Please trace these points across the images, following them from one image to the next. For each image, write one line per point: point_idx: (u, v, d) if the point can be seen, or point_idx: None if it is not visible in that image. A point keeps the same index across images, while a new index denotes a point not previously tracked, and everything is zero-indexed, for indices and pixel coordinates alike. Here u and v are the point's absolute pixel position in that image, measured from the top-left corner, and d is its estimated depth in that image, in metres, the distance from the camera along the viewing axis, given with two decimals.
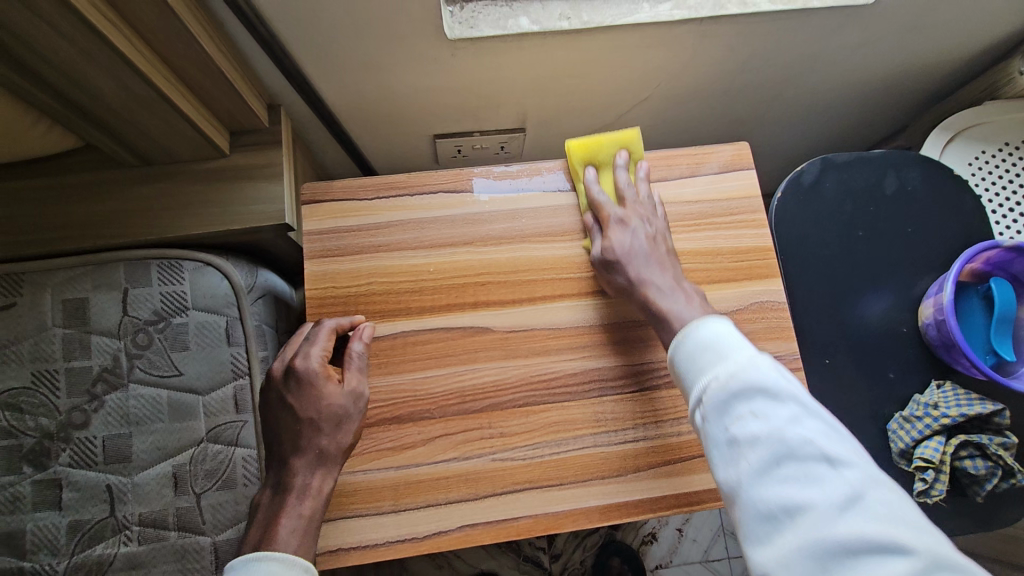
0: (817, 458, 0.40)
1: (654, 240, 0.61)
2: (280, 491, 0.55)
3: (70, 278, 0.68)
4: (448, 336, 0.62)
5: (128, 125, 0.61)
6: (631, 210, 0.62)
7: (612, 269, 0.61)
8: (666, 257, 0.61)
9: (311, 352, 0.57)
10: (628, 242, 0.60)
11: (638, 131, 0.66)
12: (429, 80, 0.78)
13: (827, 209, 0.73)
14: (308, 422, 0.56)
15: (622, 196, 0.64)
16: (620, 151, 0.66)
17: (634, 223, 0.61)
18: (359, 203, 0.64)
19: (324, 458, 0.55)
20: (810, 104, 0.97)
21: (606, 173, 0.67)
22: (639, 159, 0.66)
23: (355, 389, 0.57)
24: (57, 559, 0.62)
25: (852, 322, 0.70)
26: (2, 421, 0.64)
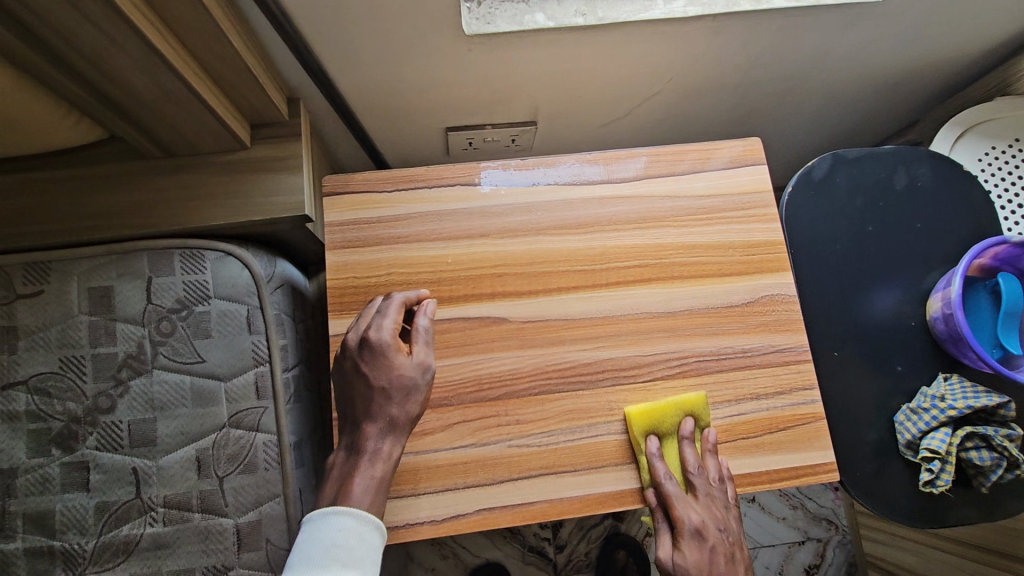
0: None
1: (732, 557, 0.58)
2: (354, 454, 0.56)
3: (95, 267, 0.70)
4: (465, 326, 0.63)
5: (153, 116, 0.63)
6: (703, 512, 0.58)
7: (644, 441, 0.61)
8: (729, 521, 0.58)
9: (385, 324, 0.58)
10: (704, 561, 0.56)
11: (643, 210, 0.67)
12: (446, 75, 0.79)
13: (837, 204, 0.74)
14: (380, 391, 0.56)
15: (692, 482, 0.59)
16: (687, 419, 0.62)
17: (713, 537, 0.57)
18: (378, 195, 0.66)
19: (394, 427, 0.56)
20: (820, 100, 0.98)
21: (669, 441, 0.62)
22: (704, 426, 0.62)
23: (424, 362, 0.58)
24: (86, 538, 0.64)
25: (861, 316, 0.71)
26: (31, 405, 0.66)
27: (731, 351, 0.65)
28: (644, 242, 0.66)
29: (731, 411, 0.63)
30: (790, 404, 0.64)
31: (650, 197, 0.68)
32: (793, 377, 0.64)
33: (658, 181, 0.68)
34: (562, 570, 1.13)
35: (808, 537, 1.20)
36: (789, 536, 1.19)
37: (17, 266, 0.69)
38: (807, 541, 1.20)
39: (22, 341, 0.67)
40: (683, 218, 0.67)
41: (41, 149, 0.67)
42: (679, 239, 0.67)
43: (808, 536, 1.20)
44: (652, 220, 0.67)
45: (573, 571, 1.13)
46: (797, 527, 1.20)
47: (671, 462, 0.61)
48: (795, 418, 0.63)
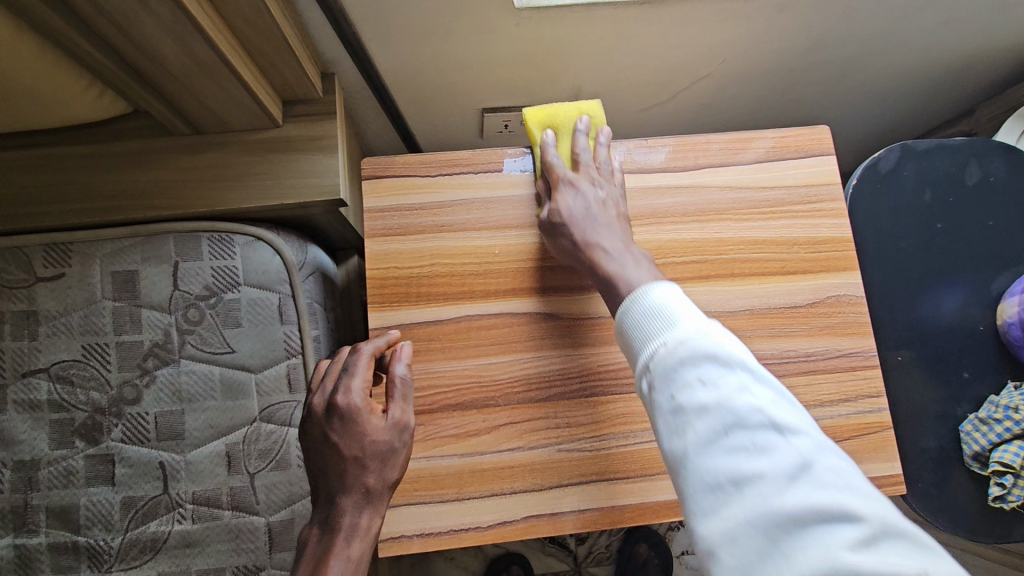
0: (764, 424, 0.38)
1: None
2: (328, 530, 0.50)
3: (119, 250, 0.66)
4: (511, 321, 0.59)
5: (186, 92, 0.59)
6: (582, 176, 0.59)
7: (557, 231, 0.57)
8: (614, 220, 0.58)
9: (353, 385, 0.52)
10: (577, 206, 0.57)
11: (598, 104, 0.64)
12: (488, 51, 0.74)
13: (905, 199, 0.69)
14: (352, 461, 0.51)
15: (578, 161, 0.61)
16: (581, 118, 0.62)
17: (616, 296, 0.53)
18: (421, 179, 0.62)
19: (371, 496, 0.51)
20: (875, 87, 0.93)
21: (566, 137, 0.63)
22: (601, 125, 0.63)
23: (400, 421, 0.52)
24: (111, 534, 0.61)
25: (927, 319, 0.67)
26: (54, 393, 0.63)
27: (794, 354, 0.61)
28: (702, 236, 0.62)
29: None
30: (855, 411, 0.60)
31: (709, 188, 0.63)
32: (859, 384, 0.61)
33: (717, 171, 0.64)
34: (583, 563, 1.10)
35: None
36: None
37: (38, 246, 0.65)
38: None
39: (43, 327, 0.64)
40: (744, 210, 0.63)
41: (61, 123, 0.63)
42: (740, 234, 0.63)
43: None
44: (710, 213, 0.63)
45: (593, 564, 1.10)
46: None
47: (564, 157, 0.62)
48: (861, 427, 0.60)
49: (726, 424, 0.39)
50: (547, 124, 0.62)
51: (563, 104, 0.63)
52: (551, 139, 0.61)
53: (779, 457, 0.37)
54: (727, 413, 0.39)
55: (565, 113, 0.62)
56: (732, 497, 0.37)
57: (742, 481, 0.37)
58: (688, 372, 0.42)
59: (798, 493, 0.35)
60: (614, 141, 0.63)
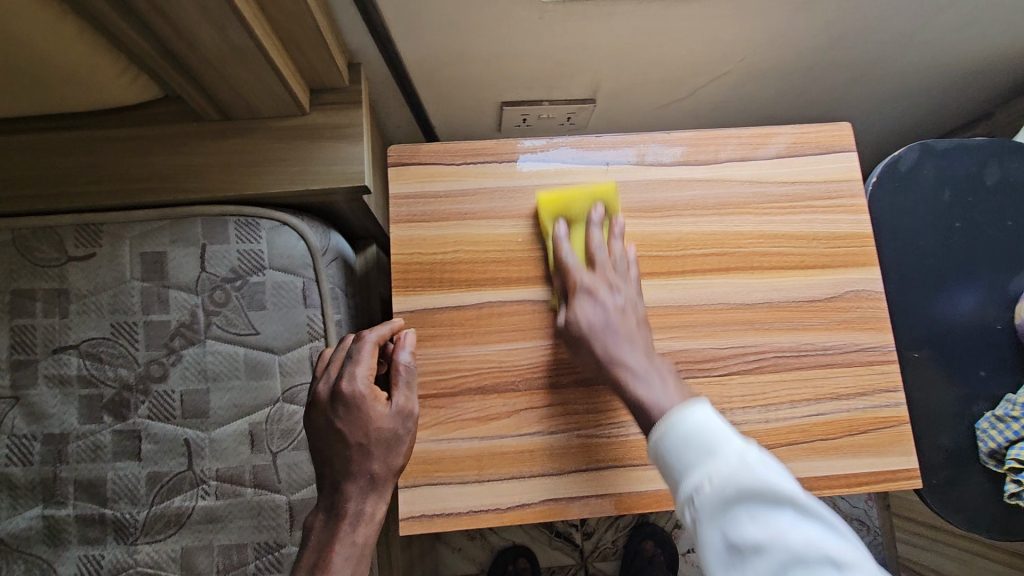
0: (805, 543, 0.41)
1: (624, 314, 0.56)
2: (333, 516, 0.53)
3: (149, 231, 0.68)
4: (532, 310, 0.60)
5: (219, 78, 0.60)
6: (597, 279, 0.57)
7: (575, 342, 0.57)
8: (636, 330, 0.56)
9: (357, 372, 0.54)
10: (597, 317, 0.55)
11: (616, 182, 0.62)
12: (511, 44, 0.75)
13: (924, 197, 0.69)
14: (357, 449, 0.53)
15: (592, 258, 0.59)
16: (597, 205, 0.60)
17: (604, 295, 0.56)
18: (445, 168, 0.63)
19: (375, 483, 0.53)
20: (894, 87, 0.93)
21: (580, 226, 0.61)
22: (613, 215, 0.61)
23: (404, 409, 0.54)
24: (137, 508, 0.63)
25: (945, 317, 0.68)
26: (83, 369, 0.65)
27: (812, 347, 0.61)
28: (723, 229, 0.63)
29: (810, 411, 0.60)
30: (872, 406, 0.61)
31: (730, 182, 0.64)
32: (876, 378, 0.61)
33: (737, 165, 0.64)
34: (590, 558, 1.11)
35: None
36: None
37: (69, 226, 0.67)
38: None
39: (74, 305, 0.66)
40: (765, 204, 0.64)
41: (95, 105, 0.64)
42: (759, 228, 0.63)
43: None
44: (730, 207, 0.64)
45: (600, 558, 1.11)
46: None
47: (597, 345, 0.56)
48: (877, 421, 0.60)
49: (776, 558, 0.41)
50: (560, 213, 0.61)
51: (581, 190, 0.61)
52: (564, 232, 0.60)
53: (783, 529, 0.42)
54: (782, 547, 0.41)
55: (579, 204, 0.61)
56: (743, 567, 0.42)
57: (752, 552, 0.42)
58: (715, 487, 0.44)
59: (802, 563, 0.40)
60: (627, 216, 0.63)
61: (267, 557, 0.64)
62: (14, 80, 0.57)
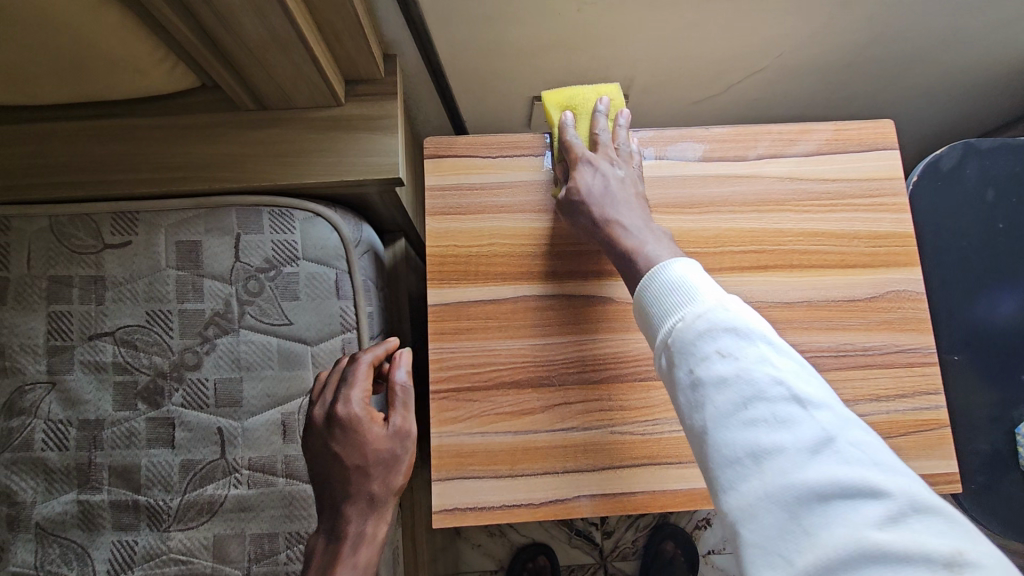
0: (786, 398, 0.38)
1: (623, 184, 0.58)
2: (334, 538, 0.54)
3: (184, 220, 0.68)
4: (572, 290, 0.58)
5: (258, 67, 0.60)
6: (599, 158, 0.58)
7: (577, 209, 0.57)
8: (637, 204, 0.57)
9: (352, 395, 0.55)
10: (598, 186, 0.57)
11: (618, 84, 0.64)
12: (547, 37, 0.75)
13: (965, 197, 0.68)
14: (356, 471, 0.54)
15: (597, 140, 0.60)
16: (601, 99, 0.62)
17: (606, 168, 0.57)
18: (481, 160, 0.62)
19: (375, 504, 0.54)
20: (930, 86, 0.92)
21: (585, 117, 0.62)
22: (620, 107, 0.62)
23: (401, 429, 0.55)
24: (170, 495, 0.63)
25: (986, 320, 0.66)
26: (118, 356, 0.65)
27: (852, 348, 0.60)
28: (762, 226, 0.62)
29: (849, 411, 0.59)
30: (912, 408, 0.60)
31: (769, 179, 0.63)
32: (916, 380, 0.60)
33: (776, 162, 0.64)
34: (608, 558, 1.10)
35: None
36: None
37: (106, 214, 0.67)
38: None
39: (109, 292, 0.66)
40: (805, 202, 0.63)
41: (133, 93, 0.65)
42: (799, 225, 0.62)
43: None
44: (769, 203, 0.63)
45: (618, 558, 1.10)
46: None
47: (582, 129, 0.62)
48: (917, 423, 0.59)
49: (747, 396, 0.39)
50: (566, 105, 0.62)
51: (583, 89, 0.63)
52: (569, 119, 0.61)
53: (849, 496, 0.35)
54: (747, 386, 0.39)
55: (584, 97, 0.62)
56: (752, 468, 0.37)
57: (763, 451, 0.37)
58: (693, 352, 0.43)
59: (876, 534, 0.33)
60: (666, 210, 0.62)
61: (299, 547, 0.64)
62: (55, 66, 0.58)
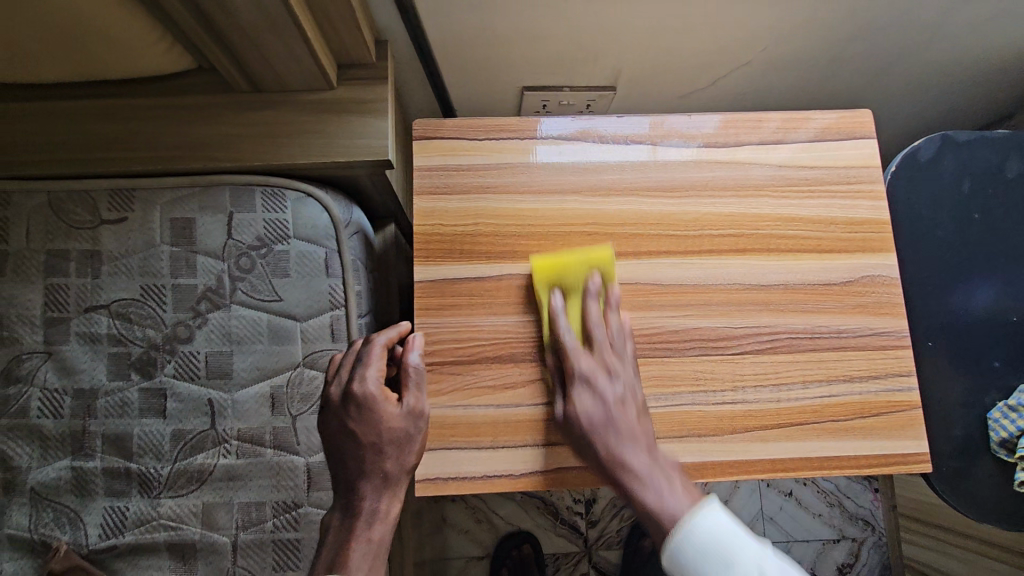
0: None
1: (623, 403, 0.56)
2: (349, 514, 0.54)
3: (179, 197, 0.70)
4: (540, 291, 0.60)
5: (253, 49, 0.62)
6: (596, 365, 0.57)
7: (584, 446, 0.56)
8: (637, 422, 0.56)
9: (368, 374, 0.56)
10: (599, 413, 0.55)
11: (611, 248, 0.61)
12: (537, 25, 0.76)
13: (942, 186, 0.69)
14: (371, 448, 0.54)
15: (591, 339, 0.58)
16: (593, 274, 0.60)
17: (602, 385, 0.56)
18: (467, 143, 0.64)
19: (389, 481, 0.55)
20: (917, 80, 0.93)
21: (577, 299, 0.60)
22: (612, 283, 0.60)
23: (415, 408, 0.56)
24: (161, 463, 0.65)
25: (960, 308, 0.68)
26: (113, 328, 0.67)
27: (826, 331, 0.62)
28: (740, 211, 0.64)
29: (822, 392, 0.61)
30: (884, 390, 0.61)
31: (749, 165, 0.65)
32: (889, 363, 0.62)
33: (755, 149, 0.65)
34: (593, 545, 1.12)
35: (843, 536, 1.17)
36: (824, 533, 1.16)
37: (102, 190, 0.69)
38: (843, 539, 1.17)
39: (105, 266, 0.68)
40: (783, 189, 0.64)
41: (130, 74, 0.66)
42: (777, 211, 0.64)
43: (843, 534, 1.16)
44: (749, 189, 0.64)
45: (603, 547, 1.12)
46: (833, 524, 1.17)
47: (575, 321, 0.60)
48: (888, 404, 0.61)
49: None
50: (555, 283, 0.60)
51: (576, 258, 0.60)
52: (559, 305, 0.59)
53: None
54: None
55: (575, 275, 0.60)
56: None
57: None
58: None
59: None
60: (647, 193, 0.64)
61: (285, 516, 0.65)
62: (57, 44, 0.59)
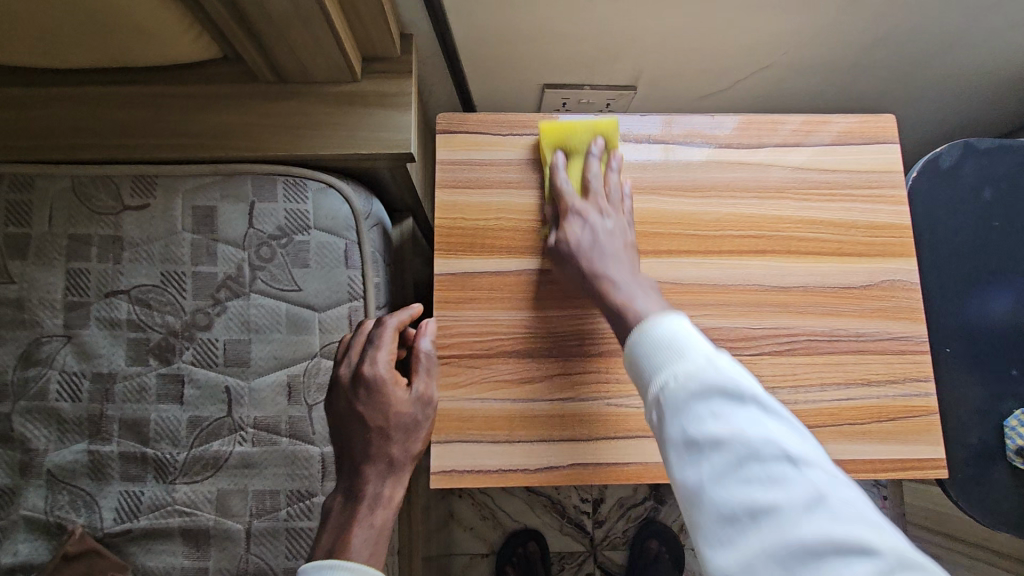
0: (777, 457, 0.40)
1: (613, 234, 0.58)
2: (352, 499, 0.54)
3: (201, 185, 0.70)
4: (543, 150, 0.63)
5: (280, 40, 0.62)
6: (590, 205, 0.60)
7: (565, 261, 0.59)
8: (626, 252, 0.58)
9: (380, 356, 0.56)
10: (586, 239, 0.58)
11: (616, 118, 0.63)
12: (560, 23, 0.76)
13: (963, 193, 0.69)
14: (378, 432, 0.55)
15: (589, 188, 0.61)
16: (597, 139, 0.62)
17: (595, 219, 0.59)
18: (490, 137, 0.64)
19: (394, 467, 0.55)
20: (937, 87, 0.93)
21: (578, 158, 0.63)
22: (613, 149, 0.63)
23: (424, 395, 0.56)
24: (178, 449, 0.65)
25: (979, 315, 0.68)
26: (133, 314, 0.67)
27: (845, 333, 0.62)
28: (761, 212, 0.64)
29: (841, 395, 0.61)
30: (902, 394, 0.61)
31: (771, 167, 0.65)
32: (908, 367, 0.62)
33: (778, 150, 0.65)
34: (599, 546, 1.12)
35: None
36: None
37: (125, 176, 0.69)
38: None
39: (126, 251, 0.68)
40: (804, 190, 0.64)
41: (157, 62, 0.67)
42: (798, 212, 0.64)
43: None
44: (771, 190, 0.64)
45: (609, 548, 1.12)
46: None
47: (575, 180, 0.63)
48: (906, 409, 0.61)
49: (741, 457, 0.40)
50: (560, 144, 0.63)
51: (578, 123, 0.63)
52: (560, 161, 0.62)
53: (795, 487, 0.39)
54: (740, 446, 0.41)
55: (579, 136, 0.63)
56: (749, 527, 0.38)
57: (759, 512, 0.38)
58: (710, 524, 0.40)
59: (817, 524, 0.37)
60: (668, 192, 0.64)
61: (299, 505, 0.66)
62: (87, 30, 0.60)
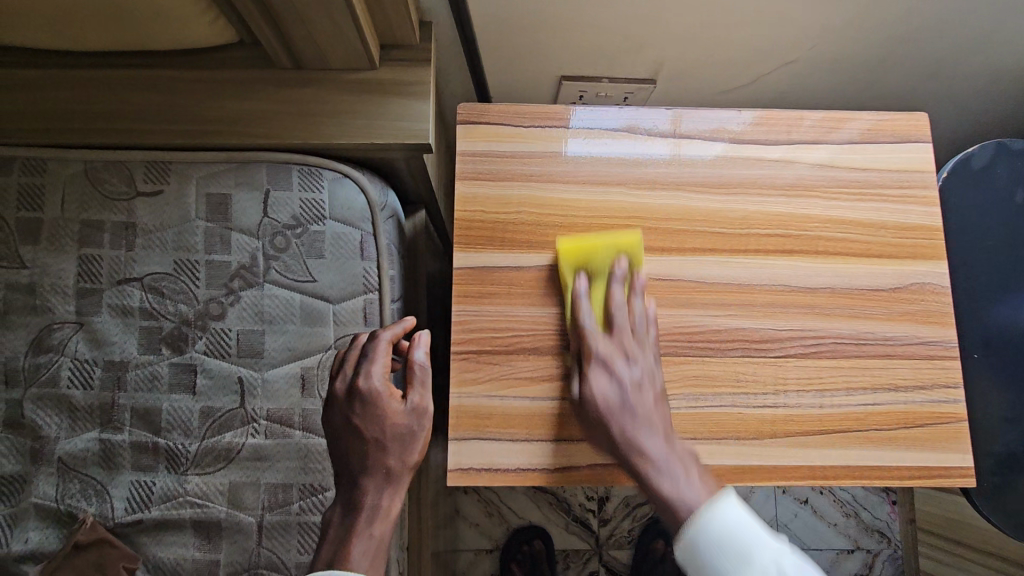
0: None
1: (639, 386, 0.54)
2: (351, 510, 0.55)
3: (215, 172, 0.69)
4: (564, 274, 0.59)
5: (299, 25, 0.60)
6: (614, 347, 0.55)
7: (591, 426, 0.55)
8: (654, 407, 0.54)
9: (374, 370, 0.57)
10: (613, 396, 0.54)
11: (640, 232, 0.59)
12: (583, 12, 0.74)
13: (995, 195, 0.68)
14: (375, 444, 0.55)
15: (613, 321, 0.56)
16: (620, 258, 0.58)
17: (623, 370, 0.54)
18: (512, 129, 0.63)
19: (391, 478, 0.56)
20: (966, 86, 0.90)
21: (600, 282, 0.58)
22: (636, 268, 0.58)
23: (420, 406, 0.57)
24: (189, 439, 0.65)
25: (1008, 320, 0.66)
26: (145, 302, 0.66)
27: (871, 337, 0.60)
28: (789, 211, 0.62)
29: (866, 400, 0.59)
30: (929, 400, 0.60)
31: (799, 164, 0.63)
32: (936, 373, 0.60)
33: (807, 147, 0.63)
34: (604, 544, 1.11)
35: (858, 547, 1.15)
36: (839, 543, 1.15)
37: (139, 162, 0.68)
38: (857, 549, 1.15)
39: (139, 238, 0.67)
40: (833, 190, 0.63)
41: (172, 45, 0.65)
42: (826, 212, 0.62)
43: (859, 544, 1.15)
44: (799, 189, 0.63)
45: (614, 547, 1.11)
46: (849, 535, 1.15)
47: (597, 303, 0.58)
48: (933, 416, 0.59)
49: None
50: (580, 267, 0.58)
51: (601, 241, 0.59)
52: (582, 286, 0.57)
53: None
54: None
55: (600, 259, 0.58)
56: None
57: None
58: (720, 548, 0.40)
59: None
60: (693, 189, 0.62)
61: (311, 499, 0.65)
62: (103, 11, 0.58)
